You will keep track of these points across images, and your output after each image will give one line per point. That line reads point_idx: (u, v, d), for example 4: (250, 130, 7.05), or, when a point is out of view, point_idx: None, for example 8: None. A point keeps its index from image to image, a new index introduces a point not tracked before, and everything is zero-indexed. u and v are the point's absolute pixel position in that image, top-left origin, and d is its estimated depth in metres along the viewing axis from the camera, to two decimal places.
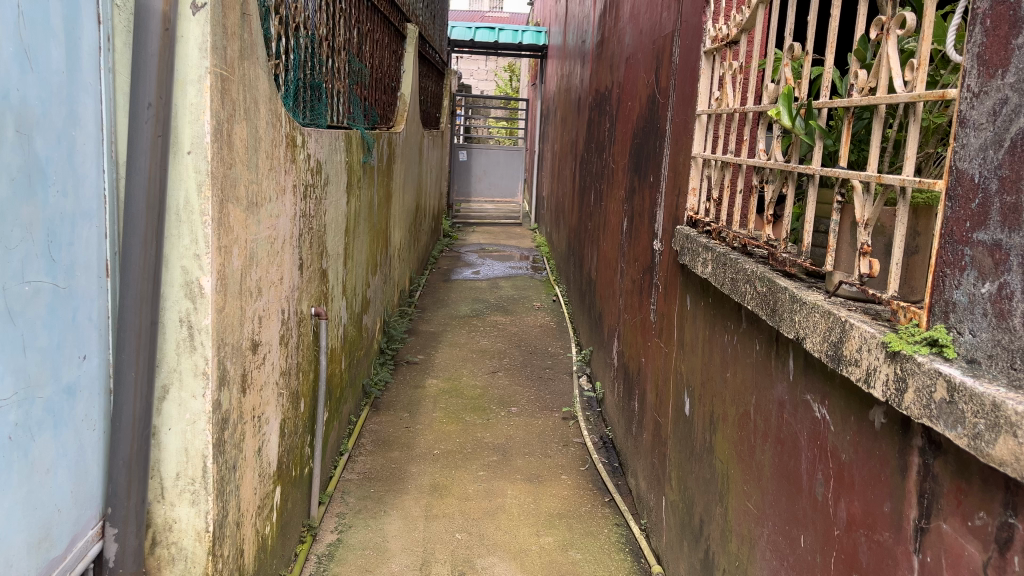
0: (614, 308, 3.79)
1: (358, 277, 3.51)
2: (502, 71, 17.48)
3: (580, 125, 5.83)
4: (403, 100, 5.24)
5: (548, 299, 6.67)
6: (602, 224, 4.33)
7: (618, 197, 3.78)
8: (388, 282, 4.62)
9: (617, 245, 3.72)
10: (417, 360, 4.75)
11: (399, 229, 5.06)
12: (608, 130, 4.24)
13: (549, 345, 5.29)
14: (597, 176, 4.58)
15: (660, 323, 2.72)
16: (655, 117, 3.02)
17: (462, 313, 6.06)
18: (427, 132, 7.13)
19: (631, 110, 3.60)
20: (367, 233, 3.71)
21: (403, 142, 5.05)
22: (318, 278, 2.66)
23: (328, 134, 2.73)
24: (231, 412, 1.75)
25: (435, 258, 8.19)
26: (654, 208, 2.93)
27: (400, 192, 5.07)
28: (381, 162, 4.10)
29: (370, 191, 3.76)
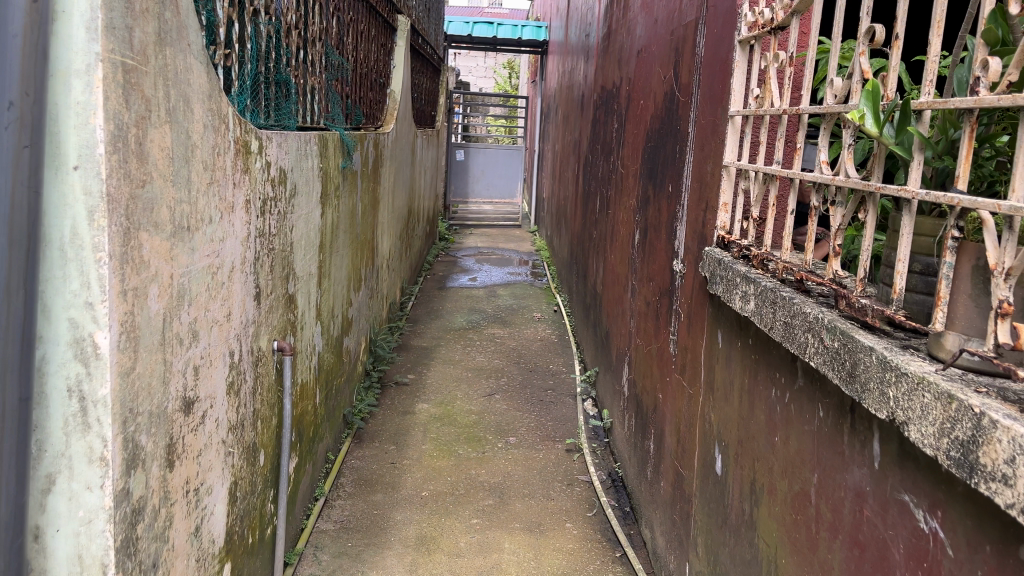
0: (624, 331, 3.41)
1: (337, 297, 3.13)
2: (501, 68, 17.07)
3: (584, 125, 5.44)
4: (393, 98, 4.84)
5: (549, 309, 6.29)
6: (609, 235, 3.95)
7: (629, 207, 3.40)
8: (375, 296, 4.24)
9: (628, 260, 3.34)
10: (407, 380, 4.37)
11: (388, 237, 4.68)
12: (617, 133, 3.85)
13: (550, 363, 4.91)
14: (604, 182, 4.19)
15: (681, 357, 2.35)
16: (674, 118, 2.64)
17: (457, 326, 5.68)
18: (421, 131, 6.74)
19: (644, 111, 3.22)
20: (348, 246, 3.33)
21: (393, 142, 4.66)
22: (283, 306, 2.28)
23: (296, 138, 2.35)
24: (151, 498, 1.38)
25: (429, 263, 7.80)
26: (674, 221, 2.55)
27: (390, 197, 4.68)
28: (366, 166, 3.71)
29: (353, 199, 3.37)
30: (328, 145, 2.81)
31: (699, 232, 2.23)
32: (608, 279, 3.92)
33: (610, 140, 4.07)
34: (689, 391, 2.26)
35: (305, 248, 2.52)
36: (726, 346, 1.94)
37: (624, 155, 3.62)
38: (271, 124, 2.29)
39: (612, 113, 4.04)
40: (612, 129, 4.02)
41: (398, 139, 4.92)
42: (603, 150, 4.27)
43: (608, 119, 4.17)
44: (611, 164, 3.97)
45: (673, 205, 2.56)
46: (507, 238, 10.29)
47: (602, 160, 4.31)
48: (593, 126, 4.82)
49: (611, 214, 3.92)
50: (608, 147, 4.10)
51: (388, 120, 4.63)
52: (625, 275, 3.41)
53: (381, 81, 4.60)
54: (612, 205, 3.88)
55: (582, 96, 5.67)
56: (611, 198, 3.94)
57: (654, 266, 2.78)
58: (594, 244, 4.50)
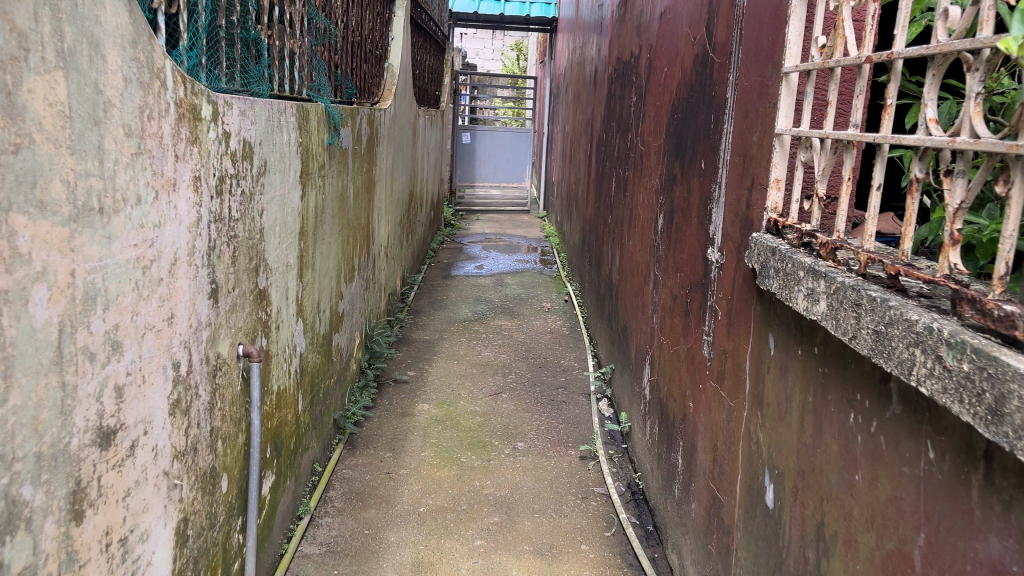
0: (645, 327, 3.06)
1: (325, 290, 2.79)
2: (509, 50, 16.63)
3: (597, 103, 5.08)
4: (392, 72, 4.49)
5: (560, 300, 5.94)
6: (628, 220, 3.60)
7: (651, 188, 3.04)
8: (371, 287, 3.91)
9: (650, 249, 2.99)
10: (407, 377, 4.04)
11: (386, 223, 4.34)
12: (636, 108, 3.48)
13: (561, 358, 4.57)
14: (622, 161, 3.83)
15: (719, 362, 2.01)
16: (707, 83, 2.29)
17: (461, 318, 5.34)
18: (424, 111, 6.38)
19: (668, 80, 2.86)
20: (338, 233, 2.99)
21: (391, 120, 4.32)
22: (252, 303, 1.94)
23: (267, 106, 2.01)
24: (43, 566, 1.05)
25: (434, 251, 7.46)
26: (709, 202, 2.19)
27: (388, 180, 4.34)
28: (358, 144, 3.37)
29: (342, 181, 3.03)
30: (311, 117, 2.47)
31: (742, 215, 1.88)
32: (626, 269, 3.58)
33: (628, 116, 3.70)
34: (729, 403, 1.91)
35: (281, 234, 2.18)
36: (781, 353, 1.60)
37: (644, 131, 3.26)
38: (237, 89, 1.96)
39: (630, 87, 3.67)
40: (630, 104, 3.65)
41: (398, 117, 4.58)
42: (620, 128, 3.91)
43: (626, 93, 3.81)
44: (630, 143, 3.61)
45: (708, 184, 2.21)
46: (515, 224, 9.94)
47: (618, 139, 3.95)
48: (608, 102, 4.46)
49: (629, 197, 3.57)
50: (626, 123, 3.74)
51: (385, 96, 4.29)
52: (646, 265, 3.06)
53: (378, 53, 4.25)
54: (630, 187, 3.53)
55: (595, 71, 5.30)
56: (629, 180, 3.59)
57: (684, 255, 2.43)
58: (610, 229, 4.15)
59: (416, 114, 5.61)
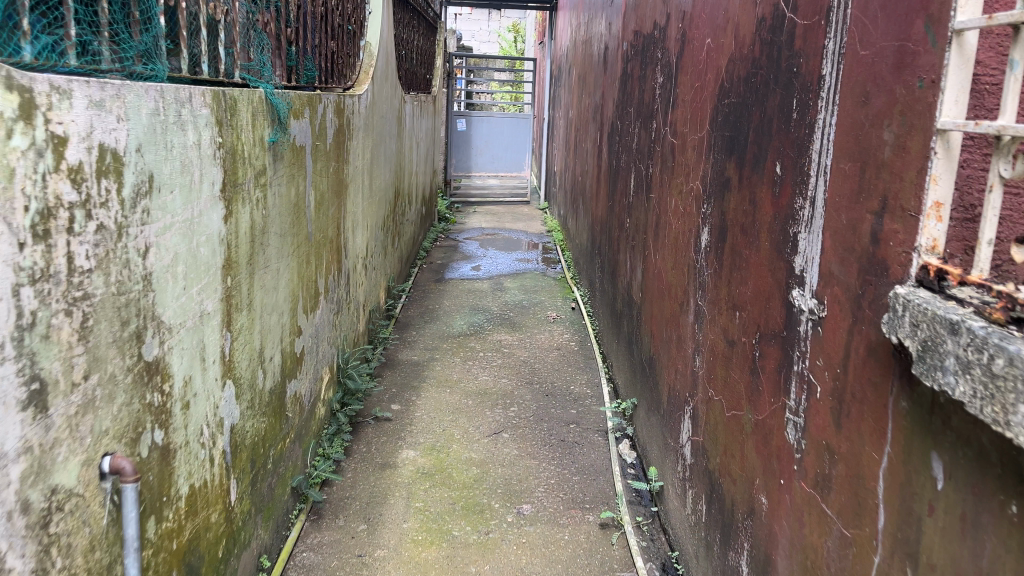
0: (682, 368, 2.43)
1: (270, 332, 2.16)
2: (506, 32, 15.87)
3: (609, 86, 4.41)
4: (369, 52, 3.84)
5: (566, 307, 5.30)
6: (653, 227, 2.96)
7: (688, 191, 2.40)
8: (345, 310, 3.28)
9: (690, 270, 2.35)
10: (389, 414, 3.42)
11: (364, 230, 3.71)
12: (664, 93, 2.83)
13: (570, 383, 3.94)
14: (644, 155, 3.18)
15: (819, 459, 1.38)
16: (783, 56, 1.64)
17: (455, 332, 4.71)
18: (412, 96, 5.73)
19: (711, 54, 2.21)
20: (292, 254, 2.36)
21: (368, 108, 3.68)
22: (130, 386, 1.31)
23: (153, 92, 1.37)
24: None
25: (426, 250, 6.82)
26: (790, 222, 1.56)
27: (366, 179, 3.70)
28: (320, 139, 2.73)
29: (296, 188, 2.39)
30: (240, 107, 1.83)
31: (863, 250, 1.24)
32: (652, 288, 2.94)
33: (652, 103, 3.05)
34: (840, 530, 1.29)
35: (188, 275, 1.55)
36: (960, 493, 0.97)
37: (676, 120, 2.61)
38: (100, 70, 1.37)
39: (656, 66, 3.02)
40: (655, 87, 3.00)
41: (377, 105, 3.92)
42: (642, 117, 3.26)
43: (649, 74, 3.16)
44: (656, 135, 2.96)
45: (789, 197, 1.57)
46: (514, 218, 9.28)
47: (639, 129, 3.31)
48: (623, 86, 3.81)
49: (656, 199, 2.92)
50: (650, 111, 3.09)
51: (359, 83, 3.64)
52: (684, 290, 2.42)
53: (351, 30, 3.60)
54: (657, 188, 2.89)
55: (605, 50, 4.63)
56: (655, 178, 2.95)
57: (748, 290, 1.80)
58: (628, 236, 3.51)
59: (402, 99, 4.97)
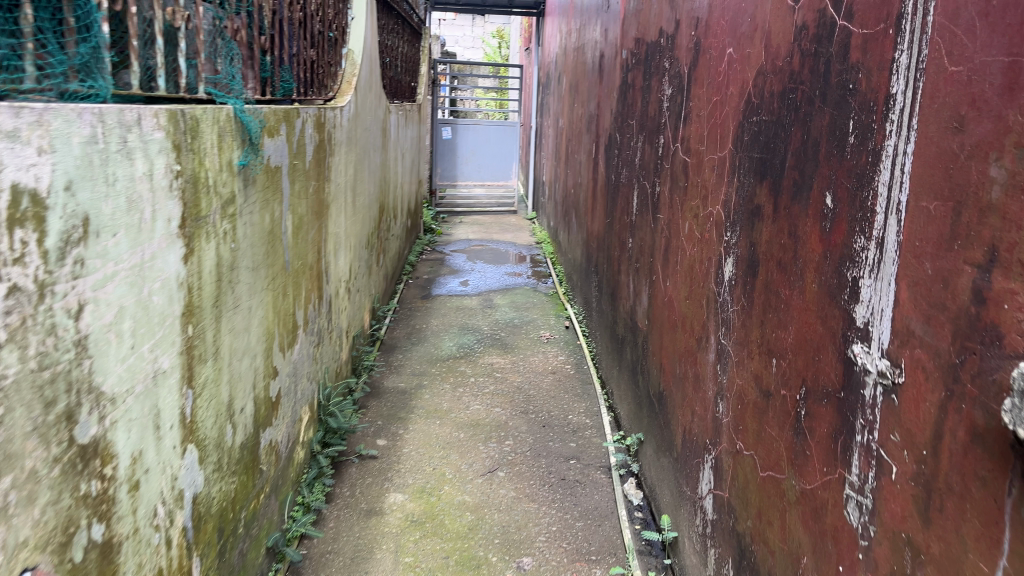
0: (700, 411, 2.20)
1: (241, 380, 1.91)
2: (491, 38, 15.64)
3: (605, 96, 4.19)
4: (351, 60, 3.60)
5: (560, 327, 5.07)
6: (662, 251, 2.73)
7: (707, 215, 2.18)
8: (326, 340, 3.03)
9: (711, 303, 2.12)
10: (375, 451, 3.17)
11: (347, 251, 3.46)
12: (674, 106, 2.61)
13: (568, 413, 3.71)
14: (650, 172, 2.95)
15: (896, 555, 1.15)
16: (832, 70, 1.42)
17: (444, 355, 4.46)
18: (397, 105, 5.49)
19: (735, 64, 1.99)
20: (265, 288, 2.11)
21: (351, 120, 3.44)
22: (58, 480, 1.07)
23: (88, 115, 1.13)
24: None
25: (411, 265, 6.57)
26: (846, 265, 1.33)
27: (349, 195, 3.46)
28: (298, 158, 2.48)
29: (271, 214, 2.15)
30: (203, 127, 1.58)
31: (959, 310, 1.02)
32: (661, 316, 2.71)
33: (660, 115, 2.82)
34: None
35: (137, 331, 1.30)
36: None
37: (690, 136, 2.39)
38: (20, 90, 1.13)
39: (663, 76, 2.79)
40: (663, 98, 2.78)
41: (360, 116, 3.68)
42: (647, 130, 3.03)
43: (654, 85, 2.94)
44: (664, 149, 2.73)
45: (845, 235, 1.34)
46: (502, 229, 9.05)
47: (644, 144, 3.08)
48: (623, 97, 3.59)
49: (664, 219, 2.70)
50: (657, 124, 2.86)
51: (340, 93, 3.40)
52: (703, 325, 2.19)
53: (332, 37, 3.36)
54: (666, 208, 2.67)
55: (600, 58, 4.41)
56: (663, 197, 2.72)
57: (790, 336, 1.57)
58: (631, 257, 3.28)
59: (386, 108, 4.72)
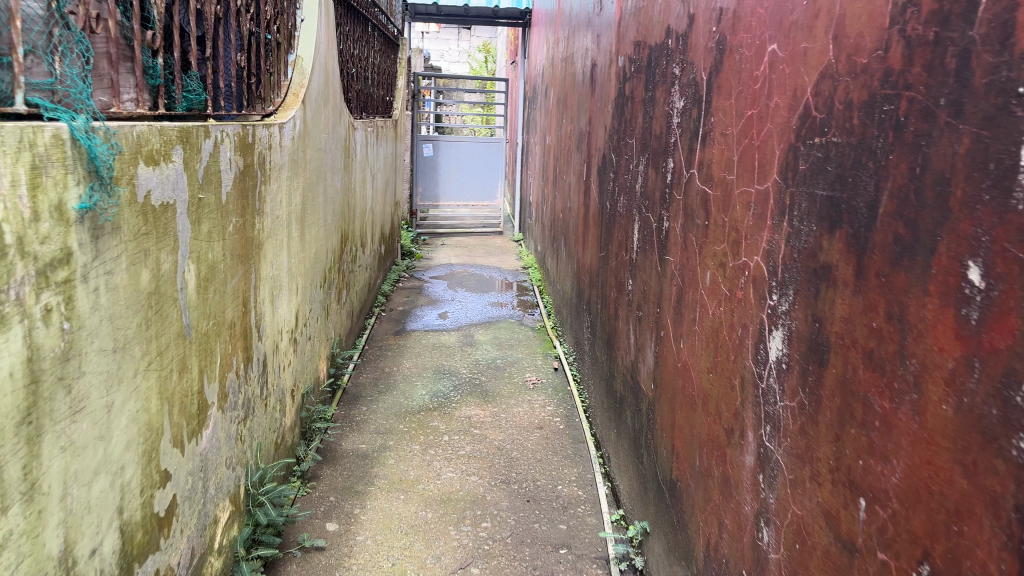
0: (732, 528, 1.65)
1: (89, 511, 1.34)
2: (476, 52, 15.13)
3: (597, 111, 3.66)
4: (299, 69, 3.07)
5: (548, 369, 4.51)
6: (673, 303, 2.18)
7: (740, 267, 1.64)
8: (259, 408, 2.46)
9: (749, 387, 1.58)
10: (321, 542, 2.60)
11: (292, 295, 2.90)
12: (688, 122, 2.08)
13: (557, 483, 3.14)
14: (657, 203, 2.41)
15: None
16: (976, 64, 0.90)
17: (415, 406, 3.90)
18: (366, 121, 4.96)
19: (783, 65, 1.46)
20: (144, 370, 1.55)
21: (298, 139, 2.90)
22: None
23: None
24: None
25: (385, 295, 6.01)
26: (1020, 389, 0.79)
27: (294, 229, 2.91)
28: (209, 189, 1.94)
29: (154, 268, 1.59)
30: None
31: None
32: (672, 385, 2.16)
33: (669, 134, 2.29)
34: None
35: None
36: None
37: (712, 161, 1.85)
38: None
39: (672, 87, 2.27)
40: (673, 114, 2.25)
41: (311, 135, 3.13)
42: (651, 152, 2.50)
43: (660, 97, 2.41)
44: (675, 176, 2.20)
45: (1015, 339, 0.80)
46: (486, 252, 8.49)
47: (647, 169, 2.55)
48: (621, 113, 3.06)
49: (676, 263, 2.16)
50: (665, 144, 2.33)
51: (284, 108, 2.85)
52: (736, 414, 1.65)
53: (275, 40, 2.83)
54: (679, 250, 2.13)
55: (592, 68, 3.89)
56: (675, 235, 2.19)
57: (894, 475, 1.03)
58: (631, 303, 2.74)
59: (350, 124, 4.19)
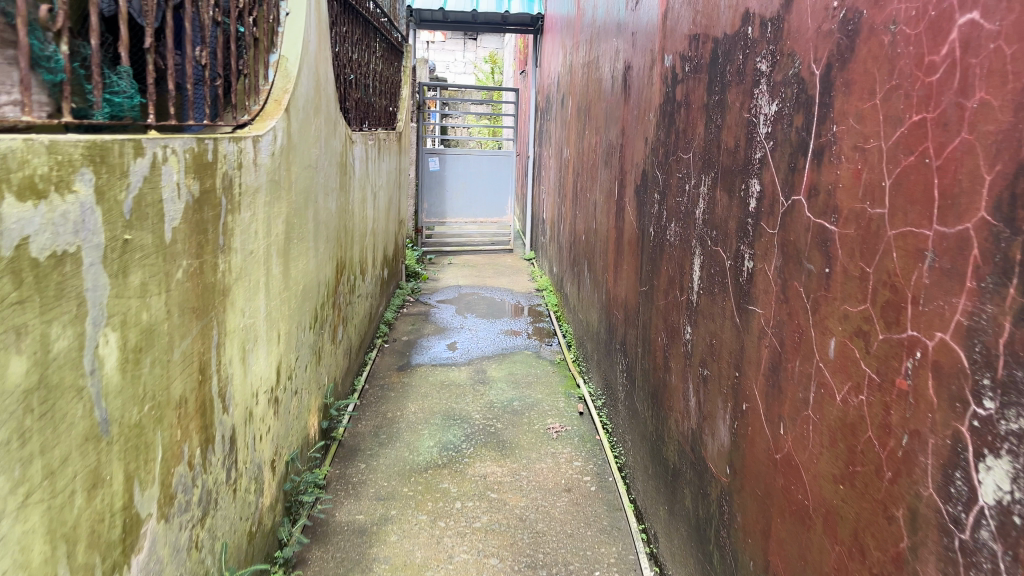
0: None
1: None
2: (483, 63, 14.68)
3: (633, 122, 3.14)
4: (282, 71, 2.56)
5: (572, 414, 3.97)
6: (764, 371, 1.65)
7: (904, 345, 1.11)
8: (224, 499, 1.94)
9: (930, 530, 1.05)
10: None
11: (273, 346, 2.37)
12: (788, 133, 1.55)
13: (593, 568, 2.61)
14: (733, 236, 1.89)
15: None
16: None
17: (421, 463, 3.37)
18: (367, 133, 4.45)
19: (998, 42, 0.94)
20: (16, 509, 1.03)
21: (280, 155, 2.39)
22: None
23: None
24: None
25: (388, 323, 5.48)
26: None
27: (275, 266, 2.39)
28: (143, 224, 1.42)
29: (37, 350, 1.07)
30: None
31: None
32: (766, 482, 1.63)
33: (752, 148, 1.77)
34: None
35: None
36: None
37: (837, 186, 1.33)
38: None
39: (756, 88, 1.75)
40: (758, 121, 1.73)
41: (297, 150, 2.62)
42: (721, 170, 1.98)
43: (735, 101, 1.89)
44: (764, 203, 1.68)
45: None
46: (496, 272, 7.97)
47: (715, 191, 2.03)
48: (670, 123, 2.54)
49: (770, 318, 1.63)
50: (746, 161, 1.80)
51: (261, 118, 2.33)
52: (901, 561, 1.12)
53: (251, 34, 2.32)
54: (775, 302, 1.61)
55: (625, 73, 3.38)
56: (766, 281, 1.66)
57: None
58: (691, 358, 2.21)
59: (348, 137, 3.68)
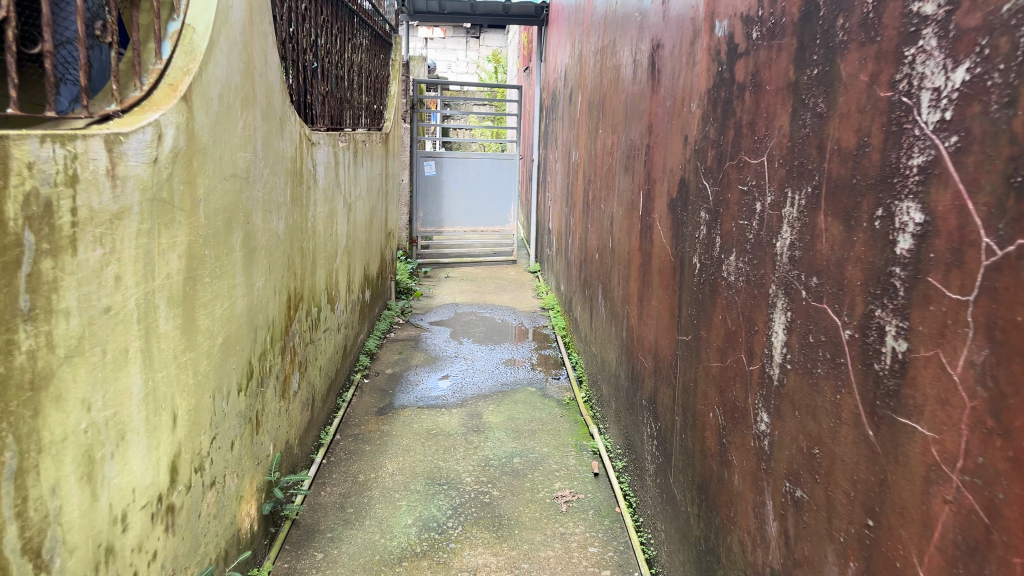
0: None
1: None
2: (485, 62, 13.98)
3: (665, 115, 2.42)
4: (187, 46, 1.84)
5: (585, 476, 3.24)
6: (947, 549, 0.93)
7: None
8: None
9: None
10: None
11: (164, 436, 1.66)
12: (1007, 119, 0.84)
13: None
14: (856, 291, 1.17)
15: None
16: None
17: (394, 552, 2.64)
18: (339, 134, 3.74)
19: None
20: None
21: (172, 161, 1.68)
22: None
23: None
24: None
25: (371, 353, 4.77)
26: None
27: (165, 321, 1.67)
28: None
29: None
30: None
31: None
32: None
33: (902, 148, 1.05)
34: None
35: None
36: None
37: None
38: None
39: (912, 47, 1.03)
40: (919, 102, 1.01)
41: (209, 155, 1.90)
42: (833, 184, 1.26)
43: (862, 71, 1.17)
44: (936, 245, 0.96)
45: None
46: (497, 287, 7.25)
47: (818, 215, 1.31)
48: (727, 115, 1.82)
49: (954, 454, 0.92)
50: (886, 171, 1.08)
51: (139, 109, 1.62)
52: None
53: None
54: (970, 428, 0.89)
55: (652, 56, 2.65)
56: (944, 386, 0.94)
57: None
58: (770, 463, 1.48)
59: (307, 139, 2.97)
